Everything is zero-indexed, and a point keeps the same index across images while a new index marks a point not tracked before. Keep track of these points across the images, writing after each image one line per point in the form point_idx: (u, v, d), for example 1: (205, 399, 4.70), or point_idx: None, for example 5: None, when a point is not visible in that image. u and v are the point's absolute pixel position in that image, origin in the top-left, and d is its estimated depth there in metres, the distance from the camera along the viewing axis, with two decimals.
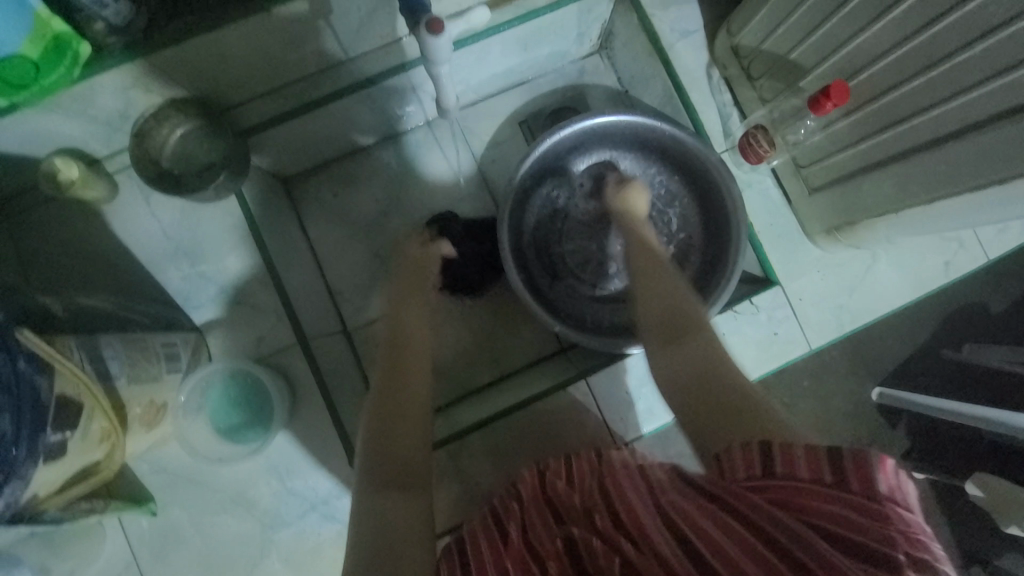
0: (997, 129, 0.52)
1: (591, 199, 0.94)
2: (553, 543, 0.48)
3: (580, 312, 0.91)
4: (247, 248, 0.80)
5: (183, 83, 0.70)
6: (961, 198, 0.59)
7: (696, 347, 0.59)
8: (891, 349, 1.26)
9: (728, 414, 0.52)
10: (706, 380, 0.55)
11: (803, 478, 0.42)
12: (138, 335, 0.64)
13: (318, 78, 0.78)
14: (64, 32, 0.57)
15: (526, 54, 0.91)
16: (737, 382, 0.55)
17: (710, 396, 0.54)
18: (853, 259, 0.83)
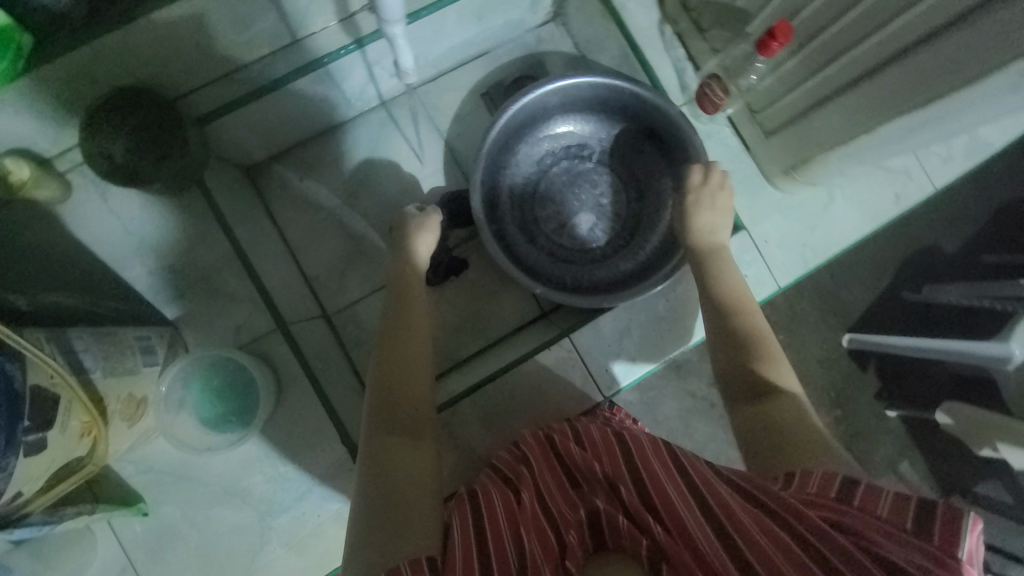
0: (933, 45, 0.56)
1: (560, 163, 0.96)
2: (576, 513, 0.56)
3: (559, 276, 0.93)
4: (216, 237, 0.78)
5: (132, 68, 0.68)
6: (895, 122, 0.63)
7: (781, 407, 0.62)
8: (857, 297, 1.33)
9: (789, 446, 0.58)
10: (781, 424, 0.61)
11: (882, 517, 0.47)
12: (109, 329, 0.62)
13: (274, 59, 0.77)
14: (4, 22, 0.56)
15: (482, 24, 0.91)
16: (809, 430, 0.60)
17: (778, 438, 0.59)
18: (812, 198, 0.87)
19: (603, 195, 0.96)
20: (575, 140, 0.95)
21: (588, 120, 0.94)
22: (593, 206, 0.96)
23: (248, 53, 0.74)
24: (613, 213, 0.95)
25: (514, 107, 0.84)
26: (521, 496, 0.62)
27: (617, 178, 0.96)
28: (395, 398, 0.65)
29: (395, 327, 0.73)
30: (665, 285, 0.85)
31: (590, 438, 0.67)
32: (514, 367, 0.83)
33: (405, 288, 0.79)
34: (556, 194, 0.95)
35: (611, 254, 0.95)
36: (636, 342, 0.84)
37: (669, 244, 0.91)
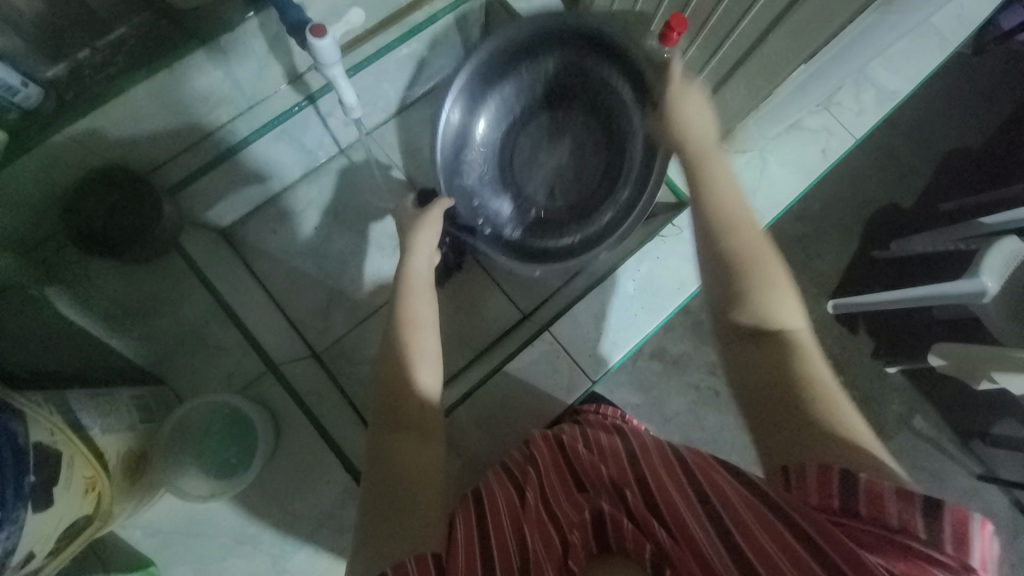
0: (797, 10, 0.64)
1: (529, 127, 0.98)
2: (581, 515, 0.57)
3: (552, 244, 0.98)
4: (197, 295, 0.83)
5: (103, 151, 0.75)
6: (797, 72, 0.71)
7: (786, 353, 0.56)
8: (832, 264, 1.43)
9: (796, 416, 0.52)
10: (782, 377, 0.55)
11: (893, 527, 0.43)
12: (104, 391, 0.66)
13: (233, 125, 0.83)
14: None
15: (422, 66, 1.00)
16: (817, 386, 0.54)
17: (776, 397, 0.54)
18: (745, 164, 0.94)
19: (571, 149, 0.99)
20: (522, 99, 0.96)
21: (524, 74, 0.94)
22: (564, 163, 0.99)
23: (209, 122, 0.81)
24: (585, 160, 0.98)
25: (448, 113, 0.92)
26: (526, 498, 0.64)
27: (577, 121, 0.98)
28: (401, 413, 0.63)
29: (395, 331, 0.69)
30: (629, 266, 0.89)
31: (598, 442, 0.69)
32: (501, 368, 0.86)
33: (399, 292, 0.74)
34: (522, 167, 0.99)
35: (598, 201, 0.98)
36: (613, 325, 0.87)
37: (645, 170, 0.94)
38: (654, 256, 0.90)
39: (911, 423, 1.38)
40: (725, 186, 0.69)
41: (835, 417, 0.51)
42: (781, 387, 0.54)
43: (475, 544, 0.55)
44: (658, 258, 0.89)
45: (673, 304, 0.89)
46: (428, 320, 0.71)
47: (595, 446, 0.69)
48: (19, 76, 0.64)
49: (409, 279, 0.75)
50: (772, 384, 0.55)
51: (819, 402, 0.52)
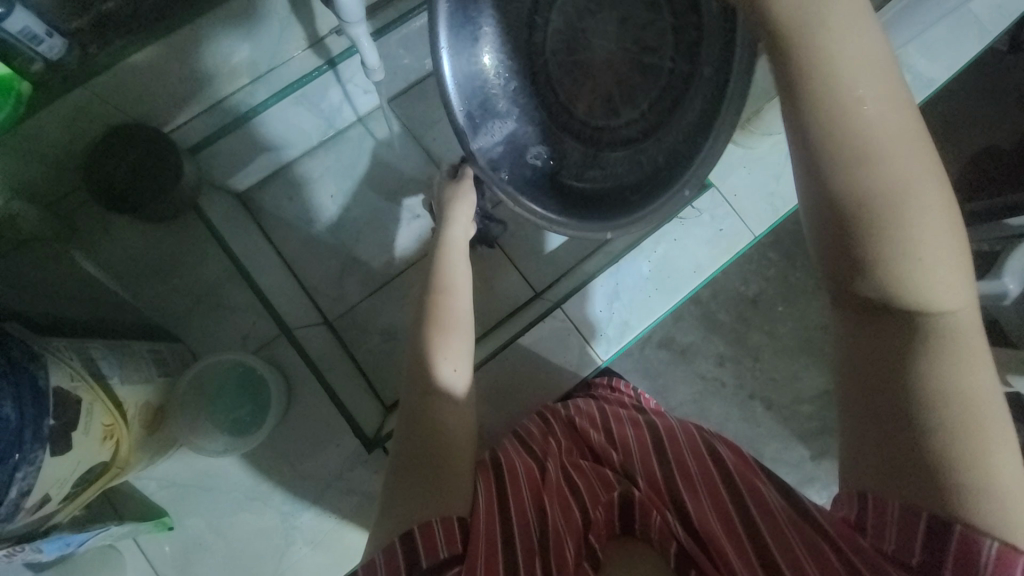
0: None
1: (561, 44, 0.77)
2: (609, 494, 0.59)
3: (604, 181, 0.78)
4: (215, 257, 0.84)
5: (124, 108, 0.75)
6: None
7: (931, 352, 0.43)
8: None
9: (924, 417, 0.43)
10: (911, 386, 0.43)
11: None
12: (124, 341, 0.67)
13: (252, 87, 0.81)
14: (7, 75, 0.62)
15: None
16: (965, 384, 0.42)
17: (890, 396, 0.44)
18: (772, 148, 0.92)
19: (630, 57, 0.77)
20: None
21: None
22: (618, 80, 0.77)
23: (228, 83, 0.80)
24: (648, 68, 0.77)
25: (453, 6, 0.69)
26: (547, 472, 0.64)
27: (630, 19, 0.76)
28: (431, 393, 0.60)
29: (430, 314, 0.66)
30: (646, 247, 0.88)
31: (619, 425, 0.69)
32: (510, 344, 0.86)
33: (438, 273, 0.70)
34: (568, 84, 0.78)
35: (659, 120, 0.78)
36: (626, 305, 0.87)
37: (718, 74, 0.72)
38: (671, 238, 0.89)
39: None
40: (870, 83, 0.43)
41: (976, 423, 0.42)
42: (906, 403, 0.43)
43: (493, 496, 0.56)
44: (675, 240, 0.89)
45: (688, 287, 0.89)
46: (462, 302, 0.68)
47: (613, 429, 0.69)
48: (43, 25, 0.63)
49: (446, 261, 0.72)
50: (899, 377, 0.44)
51: (958, 423, 0.42)
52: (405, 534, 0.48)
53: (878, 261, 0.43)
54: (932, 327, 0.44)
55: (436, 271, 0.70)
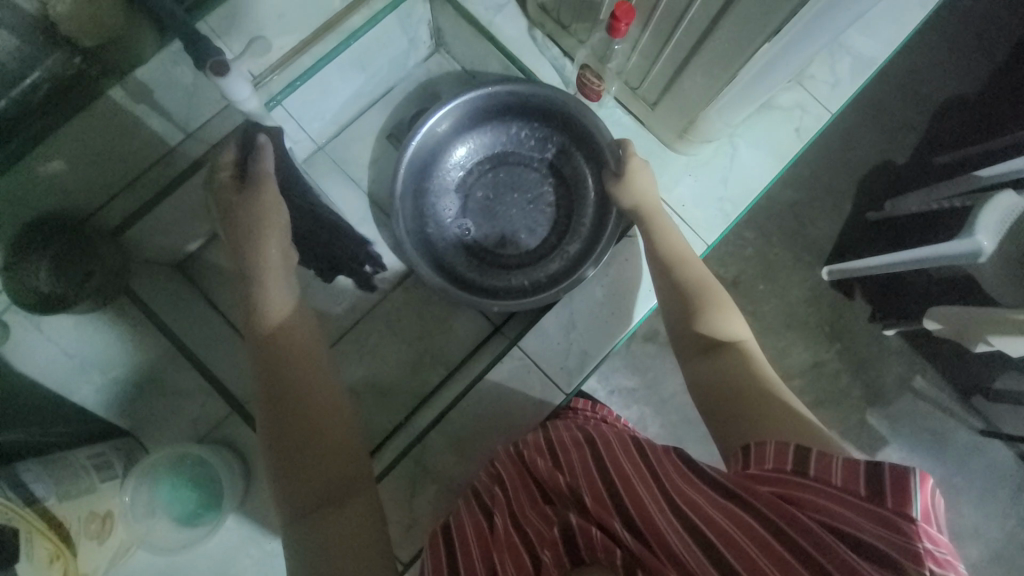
0: None
1: (478, 183, 1.00)
2: (552, 531, 0.56)
3: (518, 283, 0.97)
4: (154, 338, 0.82)
5: (37, 203, 0.70)
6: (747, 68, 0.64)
7: (737, 362, 0.65)
8: (825, 230, 1.38)
9: (749, 405, 0.60)
10: (729, 380, 0.63)
11: (838, 485, 0.48)
12: (61, 455, 0.65)
13: (171, 157, 0.79)
14: None
15: (368, 72, 0.97)
16: (758, 378, 0.63)
17: (729, 399, 0.62)
18: (716, 153, 0.90)
19: (534, 200, 0.99)
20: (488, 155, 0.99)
21: (493, 128, 0.97)
22: (522, 205, 0.99)
23: (141, 159, 0.77)
24: (548, 206, 0.99)
25: (416, 145, 0.91)
26: (494, 522, 0.64)
27: (530, 166, 0.99)
28: (325, 493, 0.59)
29: (276, 398, 0.62)
30: (597, 270, 0.87)
31: (563, 448, 0.67)
32: (468, 391, 0.84)
33: (275, 348, 0.66)
34: (488, 216, 1.00)
35: (558, 241, 0.98)
36: (583, 334, 0.84)
37: (605, 205, 0.95)
38: (622, 258, 0.88)
39: (912, 384, 1.36)
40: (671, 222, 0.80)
41: (777, 400, 0.60)
42: (727, 391, 0.62)
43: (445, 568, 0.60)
44: (627, 259, 0.87)
45: (643, 309, 0.86)
46: (318, 372, 0.66)
47: (558, 452, 0.67)
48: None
49: (295, 331, 0.68)
50: (723, 386, 0.63)
51: (764, 396, 0.61)
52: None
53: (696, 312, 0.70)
54: (734, 353, 0.66)
55: (270, 349, 0.65)
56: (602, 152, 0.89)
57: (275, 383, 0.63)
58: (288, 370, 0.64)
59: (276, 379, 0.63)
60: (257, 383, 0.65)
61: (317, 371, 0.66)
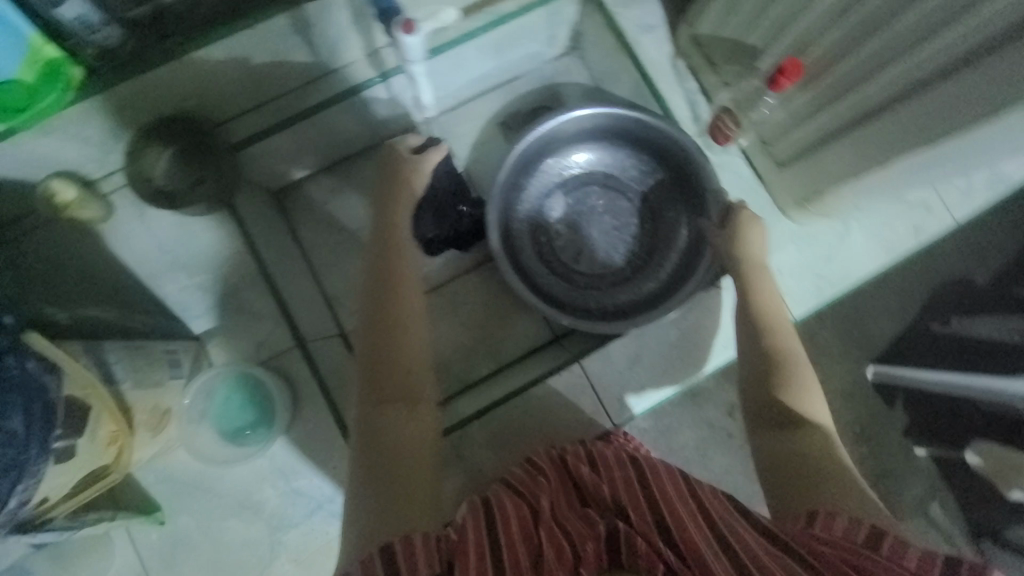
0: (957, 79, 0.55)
1: (571, 193, 0.98)
2: (592, 529, 0.56)
3: (584, 303, 0.95)
4: (244, 257, 0.85)
5: (178, 102, 0.75)
6: (906, 157, 0.63)
7: (812, 441, 0.63)
8: None
9: (822, 482, 0.58)
10: (801, 459, 0.61)
11: (911, 566, 0.48)
12: (141, 342, 0.66)
13: (304, 90, 0.82)
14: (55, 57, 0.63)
15: (500, 57, 0.97)
16: (834, 458, 0.61)
17: (799, 472, 0.60)
18: (826, 230, 0.87)
19: (620, 227, 0.98)
20: (592, 171, 0.97)
21: (606, 147, 0.96)
22: (608, 229, 0.98)
23: (283, 84, 0.80)
24: (635, 236, 0.97)
25: (535, 138, 0.90)
26: (535, 505, 0.60)
27: (628, 194, 0.97)
28: (390, 434, 0.61)
29: (376, 339, 0.68)
30: (677, 312, 0.86)
31: (604, 459, 0.67)
32: (521, 393, 0.84)
33: (386, 294, 0.71)
34: (573, 227, 0.98)
35: (633, 275, 0.96)
36: (648, 370, 0.84)
37: (693, 252, 0.93)
38: (705, 306, 0.86)
39: None
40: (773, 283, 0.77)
41: (852, 484, 0.58)
42: (798, 464, 0.61)
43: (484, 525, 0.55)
44: (708, 308, 0.86)
45: (716, 362, 0.84)
46: (417, 327, 0.70)
47: (600, 463, 0.67)
48: (99, 9, 0.62)
49: (401, 283, 0.73)
50: (795, 459, 0.62)
51: (838, 478, 0.59)
52: (384, 548, 0.50)
53: (779, 380, 0.68)
54: (812, 430, 0.64)
55: (382, 293, 0.71)
56: (708, 203, 0.88)
57: (393, 321, 0.69)
58: (405, 309, 0.70)
59: (392, 320, 0.69)
60: (362, 324, 0.71)
61: (419, 325, 0.70)
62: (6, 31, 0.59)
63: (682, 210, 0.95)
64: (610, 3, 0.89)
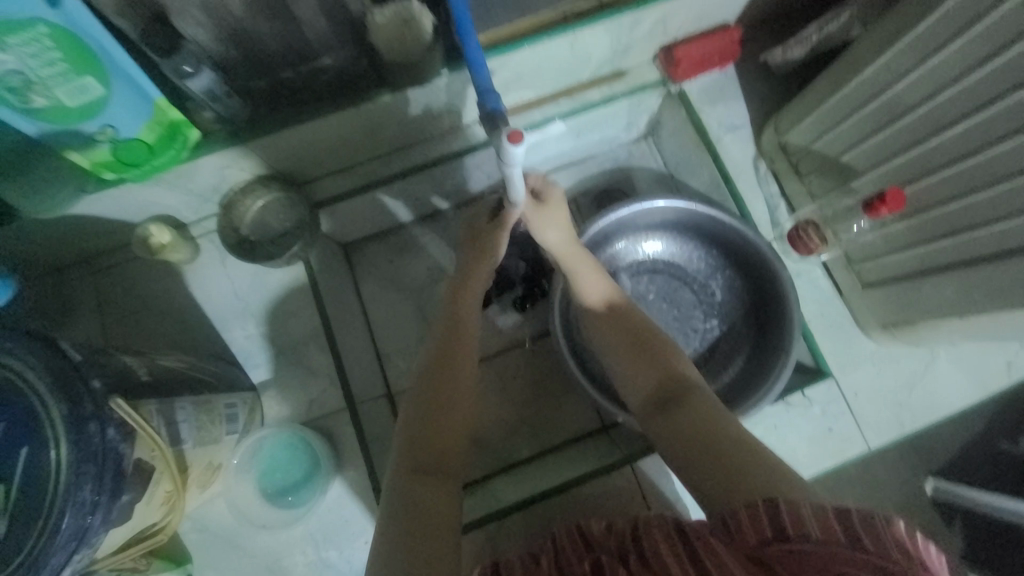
0: None
1: (636, 277, 0.96)
2: (584, 565, 0.50)
3: None
4: (310, 311, 0.87)
5: (277, 162, 0.78)
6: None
7: (696, 410, 0.58)
8: None
9: (729, 466, 0.51)
10: (709, 438, 0.55)
11: (868, 548, 0.39)
12: (207, 397, 0.68)
13: (390, 158, 0.86)
14: (178, 120, 0.65)
15: (578, 140, 0.99)
16: (728, 433, 0.55)
17: (707, 453, 0.54)
18: (910, 355, 0.82)
19: (681, 318, 0.94)
20: (657, 259, 0.96)
21: (672, 237, 0.95)
22: (669, 320, 0.94)
23: (372, 151, 0.84)
24: (697, 330, 0.94)
25: (607, 221, 0.89)
26: (540, 561, 0.54)
27: (690, 286, 0.95)
28: (423, 520, 0.52)
29: (423, 417, 0.60)
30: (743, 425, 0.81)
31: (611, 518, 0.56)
32: (568, 491, 0.79)
33: (444, 360, 0.64)
34: (633, 311, 0.94)
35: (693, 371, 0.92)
36: None
37: (759, 356, 0.88)
38: (771, 423, 0.82)
39: None
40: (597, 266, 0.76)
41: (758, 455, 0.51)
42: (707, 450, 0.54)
43: None
44: (775, 426, 0.81)
45: None
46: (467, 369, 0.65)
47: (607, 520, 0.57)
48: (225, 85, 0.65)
49: (462, 356, 0.66)
50: (696, 446, 0.55)
51: (741, 453, 0.52)
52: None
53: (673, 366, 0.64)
54: (697, 407, 0.58)
55: (439, 358, 0.65)
56: (781, 308, 0.84)
57: (445, 354, 0.66)
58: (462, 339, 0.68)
59: (447, 354, 0.66)
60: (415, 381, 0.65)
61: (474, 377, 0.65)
62: (138, 98, 0.61)
63: (749, 310, 0.92)
64: (696, 101, 0.90)
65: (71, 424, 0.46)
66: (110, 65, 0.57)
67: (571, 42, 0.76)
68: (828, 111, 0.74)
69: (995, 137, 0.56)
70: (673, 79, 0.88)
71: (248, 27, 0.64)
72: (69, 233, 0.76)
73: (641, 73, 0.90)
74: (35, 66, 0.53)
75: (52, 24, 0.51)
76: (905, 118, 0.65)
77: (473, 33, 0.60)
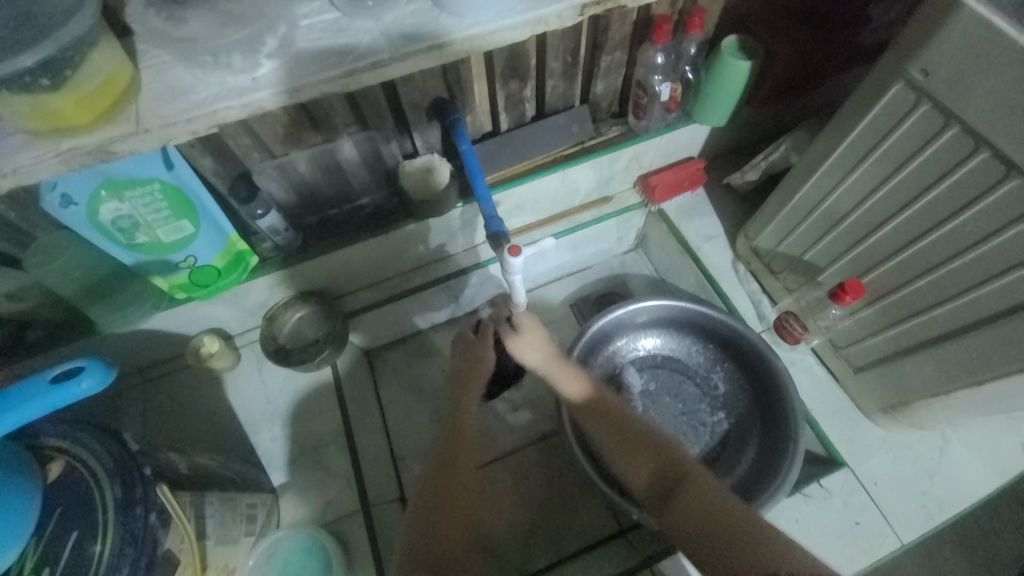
0: (1016, 320, 0.60)
1: (639, 372, 1.01)
2: None
3: None
4: (333, 413, 0.93)
5: (318, 280, 0.92)
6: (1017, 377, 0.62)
7: (698, 493, 0.66)
8: (1011, 544, 1.13)
9: (730, 537, 0.61)
10: (713, 512, 0.64)
11: None
12: (233, 495, 0.71)
13: (412, 273, 1.00)
14: (244, 250, 0.81)
15: (575, 252, 1.14)
16: (727, 505, 0.64)
17: (714, 527, 0.63)
18: (920, 441, 0.82)
19: (687, 412, 0.97)
20: (657, 355, 1.03)
21: (667, 334, 1.03)
22: (676, 414, 0.97)
23: (398, 268, 0.98)
24: (703, 424, 0.96)
25: (605, 320, 0.97)
26: None
27: (691, 380, 1.00)
28: None
29: (432, 510, 0.72)
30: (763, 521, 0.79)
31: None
32: None
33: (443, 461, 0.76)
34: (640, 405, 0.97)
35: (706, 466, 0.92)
36: None
37: (769, 446, 0.88)
38: (791, 518, 0.79)
39: None
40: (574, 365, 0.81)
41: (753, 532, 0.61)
42: (715, 525, 0.63)
43: None
44: (797, 521, 0.79)
45: None
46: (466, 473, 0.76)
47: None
48: (285, 221, 0.81)
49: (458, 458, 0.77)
50: (700, 517, 0.64)
51: (740, 526, 0.62)
52: None
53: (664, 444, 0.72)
54: (698, 484, 0.67)
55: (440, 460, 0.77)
56: (784, 397, 0.86)
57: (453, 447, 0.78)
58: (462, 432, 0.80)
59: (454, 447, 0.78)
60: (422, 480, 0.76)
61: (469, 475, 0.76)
62: (217, 236, 0.77)
63: (753, 400, 0.94)
64: (674, 217, 1.06)
65: (120, 509, 0.51)
66: (203, 211, 0.73)
67: (561, 178, 0.94)
68: (782, 219, 0.86)
69: (918, 233, 0.67)
70: (651, 202, 1.04)
71: (308, 181, 0.83)
72: (132, 345, 0.87)
73: (624, 198, 1.07)
74: (146, 212, 0.69)
75: (166, 182, 0.67)
76: (843, 222, 0.76)
77: (480, 174, 0.77)
